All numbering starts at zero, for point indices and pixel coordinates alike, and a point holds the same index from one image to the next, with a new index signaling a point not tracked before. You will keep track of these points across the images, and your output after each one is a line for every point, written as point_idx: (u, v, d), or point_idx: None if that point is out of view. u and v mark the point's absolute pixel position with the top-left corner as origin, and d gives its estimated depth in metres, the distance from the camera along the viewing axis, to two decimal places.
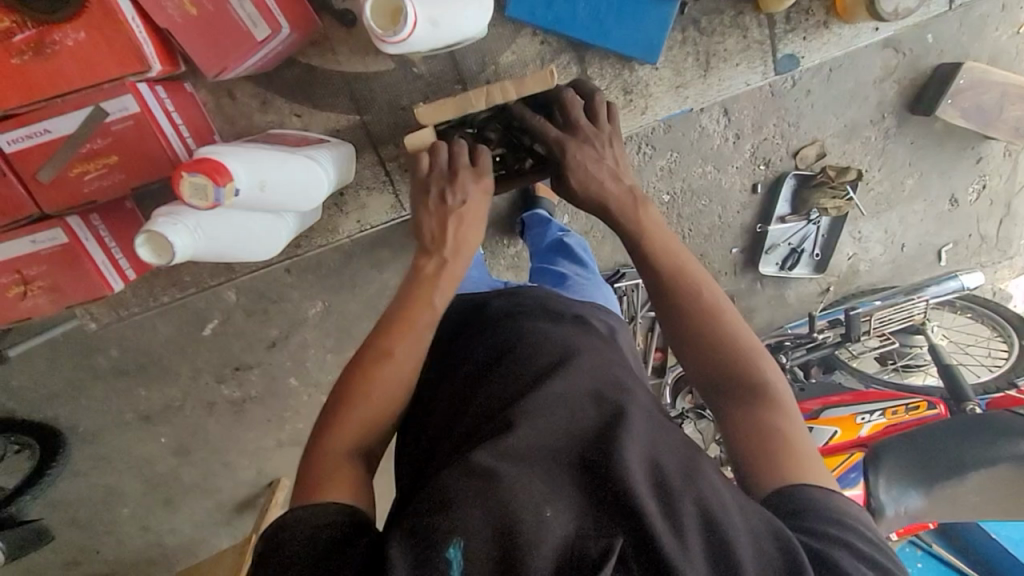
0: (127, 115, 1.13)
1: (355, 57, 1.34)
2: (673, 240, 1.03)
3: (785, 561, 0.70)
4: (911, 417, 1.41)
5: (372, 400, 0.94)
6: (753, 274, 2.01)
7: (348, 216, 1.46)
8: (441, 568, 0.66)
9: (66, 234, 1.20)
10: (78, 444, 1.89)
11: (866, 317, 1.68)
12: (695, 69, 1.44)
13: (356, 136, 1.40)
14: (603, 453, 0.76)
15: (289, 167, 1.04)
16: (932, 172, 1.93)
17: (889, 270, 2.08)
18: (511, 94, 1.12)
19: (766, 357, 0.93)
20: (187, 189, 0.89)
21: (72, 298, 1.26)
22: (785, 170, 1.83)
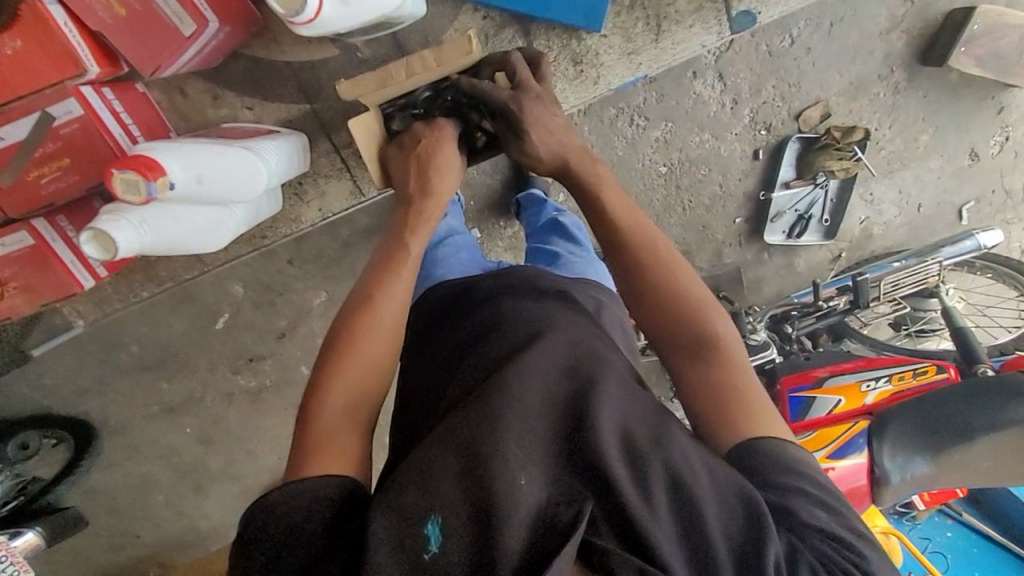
0: (72, 118, 1.16)
1: (297, 46, 1.44)
2: (636, 211, 1.01)
3: (747, 514, 0.73)
4: (919, 381, 1.38)
5: (357, 366, 0.93)
6: (760, 244, 1.96)
7: (310, 204, 1.68)
8: (420, 544, 0.69)
9: (32, 235, 1.25)
10: (110, 435, 1.98)
11: (876, 283, 1.62)
12: (647, 35, 1.53)
13: (308, 126, 1.52)
14: (576, 422, 0.78)
15: (227, 160, 1.05)
16: (948, 126, 1.84)
17: (905, 232, 1.99)
18: (432, 64, 1.11)
19: (719, 312, 0.93)
20: (117, 185, 0.93)
21: (46, 296, 1.31)
22: (788, 134, 1.77)
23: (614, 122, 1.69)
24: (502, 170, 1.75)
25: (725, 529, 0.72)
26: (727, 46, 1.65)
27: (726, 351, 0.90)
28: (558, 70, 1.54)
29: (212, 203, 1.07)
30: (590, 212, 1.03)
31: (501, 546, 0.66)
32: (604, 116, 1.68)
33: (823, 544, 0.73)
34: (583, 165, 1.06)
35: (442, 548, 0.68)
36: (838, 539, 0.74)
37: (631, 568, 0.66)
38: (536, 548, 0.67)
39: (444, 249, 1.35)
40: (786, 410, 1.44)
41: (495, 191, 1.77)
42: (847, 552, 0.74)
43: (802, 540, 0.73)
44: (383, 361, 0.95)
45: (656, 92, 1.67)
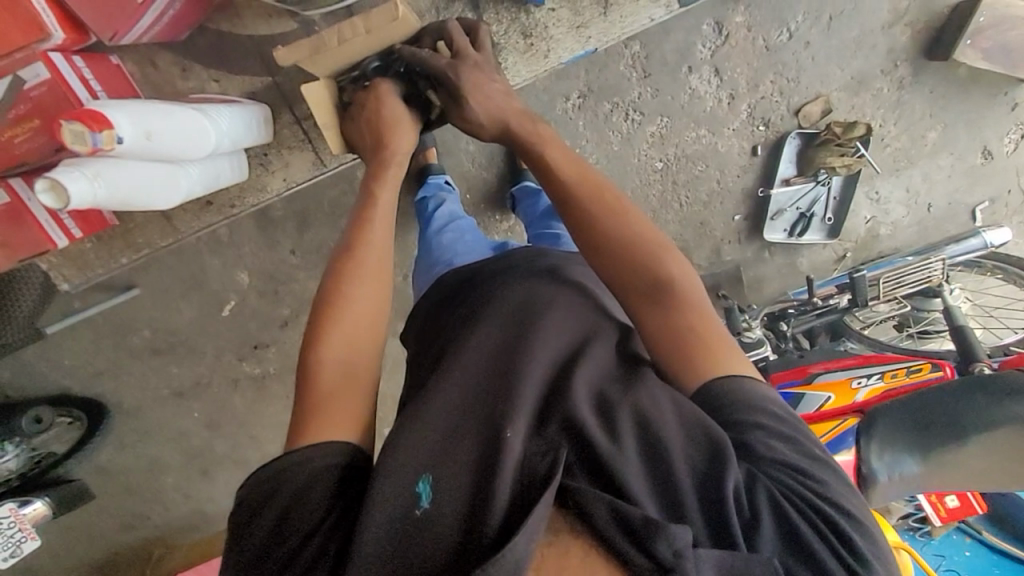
0: (40, 82, 1.07)
1: (258, 18, 1.33)
2: (591, 175, 1.01)
3: (709, 448, 0.74)
4: (912, 380, 1.34)
5: (345, 336, 0.92)
6: (760, 243, 1.92)
7: (273, 174, 1.46)
8: (411, 502, 0.71)
9: (8, 193, 1.12)
10: (122, 417, 2.05)
11: (874, 281, 1.58)
12: (594, 7, 1.38)
13: (271, 97, 1.40)
14: (555, 387, 0.81)
15: (175, 117, 1.02)
16: (957, 122, 1.79)
17: (915, 233, 1.93)
18: (360, 28, 1.10)
19: (672, 252, 0.93)
20: (64, 136, 0.85)
21: (23, 254, 1.19)
22: (787, 130, 1.75)
23: (608, 116, 1.69)
24: (497, 163, 1.77)
25: (688, 463, 0.74)
26: (722, 40, 1.64)
27: (681, 294, 0.89)
28: (506, 44, 1.39)
29: (163, 159, 1.03)
30: (546, 178, 1.03)
31: (488, 497, 0.68)
32: (599, 110, 1.68)
33: (783, 475, 0.74)
34: (533, 148, 1.06)
35: (433, 504, 0.70)
36: (797, 469, 0.75)
37: (604, 504, 0.66)
38: (518, 498, 0.69)
39: (448, 236, 1.36)
40: None
41: (490, 184, 1.80)
42: (806, 480, 0.75)
43: (761, 471, 0.74)
44: (372, 331, 0.95)
45: (651, 87, 1.67)
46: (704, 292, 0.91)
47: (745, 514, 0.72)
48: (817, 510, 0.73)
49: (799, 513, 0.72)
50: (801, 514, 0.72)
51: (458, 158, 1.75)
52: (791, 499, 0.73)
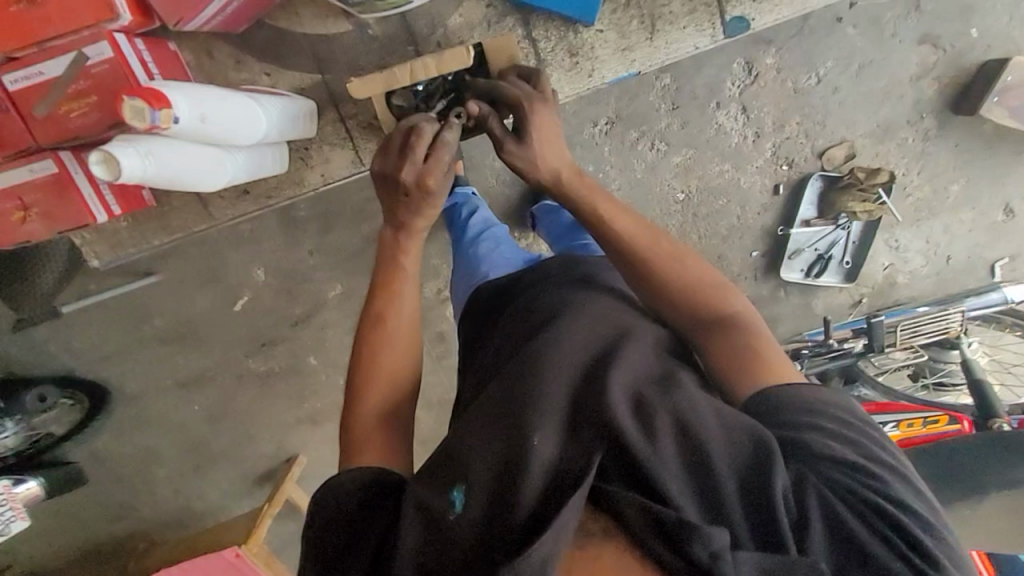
0: (102, 60, 1.12)
1: (315, 19, 1.34)
2: (641, 217, 1.05)
3: (753, 447, 0.72)
4: (929, 431, 1.33)
5: (386, 372, 1.03)
6: (776, 281, 1.92)
7: (312, 168, 1.43)
8: (446, 507, 0.71)
9: (56, 165, 1.21)
10: (124, 404, 2.05)
11: (892, 328, 1.58)
12: (641, 31, 1.39)
13: (318, 95, 1.39)
14: (590, 385, 0.78)
15: (229, 102, 1.05)
16: (981, 178, 1.79)
17: (932, 283, 1.92)
18: (432, 71, 1.18)
19: (726, 286, 0.96)
20: (125, 111, 0.90)
21: (63, 225, 1.26)
22: (810, 172, 1.76)
23: (635, 144, 1.72)
24: (521, 181, 1.79)
25: (731, 465, 0.71)
26: (752, 79, 1.67)
27: (747, 327, 0.91)
28: (552, 62, 1.41)
29: (214, 143, 1.06)
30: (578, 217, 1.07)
31: (519, 502, 0.68)
32: (625, 138, 1.71)
33: (836, 473, 0.72)
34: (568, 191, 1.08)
35: (465, 509, 0.70)
36: (851, 464, 0.73)
37: (636, 509, 0.67)
38: (548, 502, 0.68)
39: (484, 245, 1.37)
40: None
41: (512, 201, 1.81)
42: (860, 476, 0.72)
43: (811, 468, 0.72)
44: (408, 363, 1.06)
45: (678, 119, 1.70)
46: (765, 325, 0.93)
47: (795, 515, 0.69)
48: (874, 509, 0.70)
49: (856, 516, 0.69)
50: (857, 514, 0.70)
51: (483, 173, 1.77)
52: (844, 498, 0.71)
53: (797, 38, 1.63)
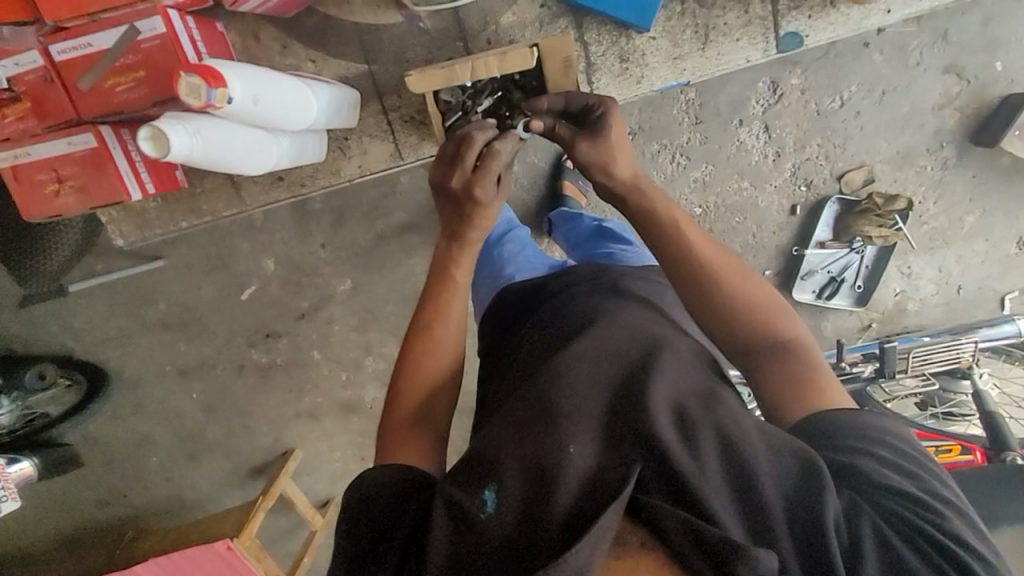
0: (155, 36, 1.11)
1: (367, 9, 1.32)
2: (705, 232, 0.99)
3: (803, 471, 0.70)
4: (940, 459, 1.32)
5: (424, 375, 1.01)
6: (787, 301, 1.91)
7: (350, 159, 1.41)
8: (478, 507, 0.70)
9: (96, 139, 1.18)
10: (121, 387, 2.01)
11: (905, 354, 1.58)
12: (693, 41, 1.35)
13: (362, 86, 1.36)
14: (631, 395, 0.77)
15: (280, 87, 1.04)
16: (996, 210, 1.80)
17: (942, 313, 1.92)
18: (493, 70, 1.15)
19: (788, 313, 0.94)
20: (180, 88, 0.86)
21: (96, 200, 1.22)
22: (828, 194, 1.76)
23: (655, 156, 1.72)
24: (539, 186, 1.79)
25: (777, 485, 0.70)
26: (776, 99, 1.68)
27: (809, 360, 0.88)
28: (602, 66, 1.37)
29: (260, 126, 1.04)
30: (644, 225, 1.01)
31: (554, 508, 0.67)
32: (647, 149, 1.71)
33: (890, 502, 0.71)
34: (637, 198, 1.03)
35: (498, 510, 0.69)
36: (906, 495, 0.71)
37: (678, 522, 0.65)
38: (584, 509, 0.67)
39: (509, 246, 1.36)
40: None
41: (529, 206, 1.80)
42: (917, 508, 0.70)
43: (865, 498, 0.71)
44: (446, 369, 1.03)
45: (700, 134, 1.70)
46: (826, 360, 0.90)
47: (846, 543, 0.68)
48: (929, 541, 0.68)
49: (908, 544, 0.68)
50: (909, 544, 0.68)
51: None
52: (899, 530, 0.69)
53: (823, 61, 1.65)
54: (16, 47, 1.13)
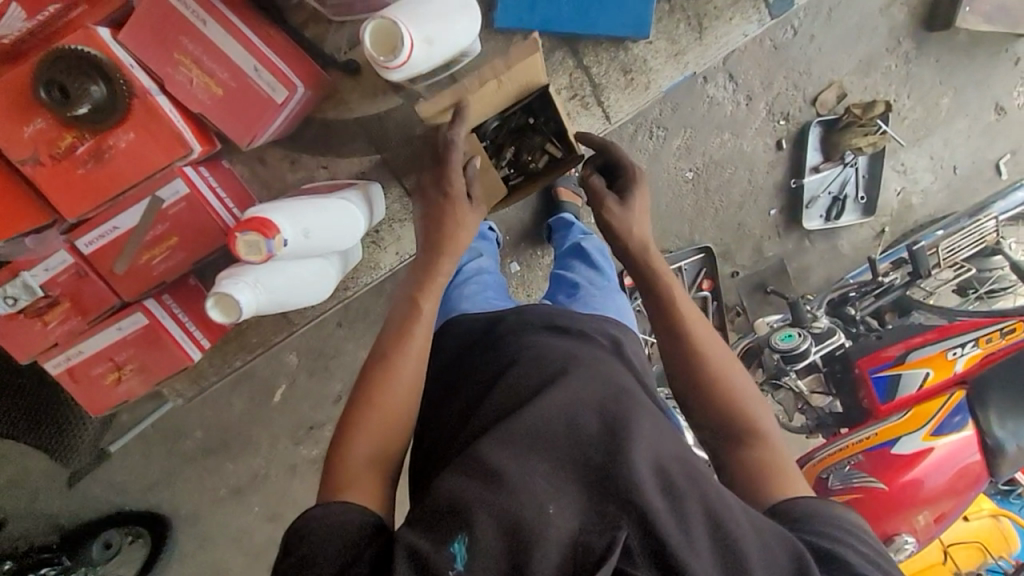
0: (179, 198, 1.06)
1: (366, 100, 1.24)
2: (695, 308, 0.97)
3: (790, 563, 0.66)
4: (1009, 341, 1.29)
5: (381, 413, 0.88)
6: (799, 233, 1.92)
7: (387, 251, 1.37)
8: (445, 567, 0.61)
9: (145, 316, 1.14)
10: (182, 526, 1.92)
11: (933, 249, 1.63)
12: (689, 33, 1.35)
13: (382, 175, 1.30)
14: (611, 452, 0.68)
15: (326, 211, 0.98)
16: (966, 86, 1.84)
17: (946, 196, 1.95)
18: (500, 71, 1.10)
19: (763, 405, 0.90)
20: (238, 248, 0.84)
21: (161, 374, 1.18)
22: (807, 120, 1.78)
23: (634, 137, 1.73)
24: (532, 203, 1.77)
25: (765, 568, 0.65)
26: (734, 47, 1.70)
27: (773, 448, 0.85)
28: (610, 85, 1.35)
29: (317, 255, 1.00)
30: (646, 294, 0.99)
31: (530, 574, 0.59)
32: (624, 133, 1.72)
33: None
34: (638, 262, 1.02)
35: (468, 569, 0.61)
36: None
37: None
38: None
39: (470, 287, 1.21)
40: (873, 392, 1.35)
41: (528, 224, 1.79)
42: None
43: None
44: (408, 413, 0.90)
45: (670, 102, 1.72)
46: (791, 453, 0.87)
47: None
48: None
49: None
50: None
51: None
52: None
53: None
54: (42, 253, 1.08)
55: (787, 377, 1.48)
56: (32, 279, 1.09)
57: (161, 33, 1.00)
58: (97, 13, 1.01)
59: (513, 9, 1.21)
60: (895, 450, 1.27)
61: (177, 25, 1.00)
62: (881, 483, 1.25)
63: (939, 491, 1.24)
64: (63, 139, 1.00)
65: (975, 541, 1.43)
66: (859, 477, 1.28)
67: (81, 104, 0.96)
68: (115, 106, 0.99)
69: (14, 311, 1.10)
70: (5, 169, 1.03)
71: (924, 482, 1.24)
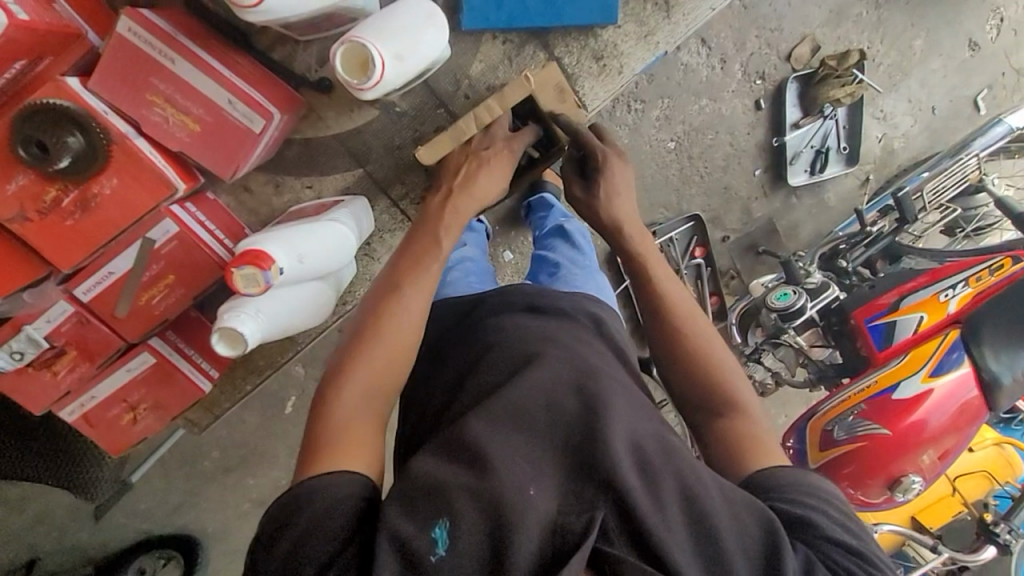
0: (170, 237, 1.06)
1: (342, 116, 1.22)
2: (687, 292, 0.97)
3: (761, 531, 0.65)
4: (999, 277, 1.33)
5: (374, 373, 0.82)
6: (786, 190, 1.93)
7: (382, 261, 1.37)
8: (426, 551, 0.60)
9: (153, 354, 1.15)
10: (210, 544, 1.95)
11: (918, 194, 1.62)
12: (657, 12, 1.28)
13: (365, 188, 1.29)
14: (588, 433, 0.67)
15: (317, 234, 0.98)
16: (938, 26, 1.85)
17: (927, 137, 1.96)
18: (495, 110, 1.13)
19: (739, 376, 0.89)
20: (236, 283, 0.84)
21: (176, 408, 1.22)
22: (783, 78, 1.79)
23: (613, 114, 1.73)
24: None
25: (739, 543, 0.64)
26: None
27: (749, 417, 0.85)
28: (581, 74, 1.30)
29: (314, 277, 1.00)
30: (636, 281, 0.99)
31: (508, 556, 0.58)
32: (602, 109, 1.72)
33: (840, 556, 0.68)
34: (617, 239, 1.03)
35: (449, 553, 0.60)
36: (854, 550, 0.69)
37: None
38: (546, 562, 0.59)
39: (453, 272, 1.22)
40: (870, 341, 1.39)
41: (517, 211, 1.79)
42: (867, 566, 0.68)
43: (818, 553, 0.68)
44: (399, 376, 0.83)
45: (646, 74, 1.71)
46: (768, 421, 0.87)
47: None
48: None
49: None
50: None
51: None
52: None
53: None
54: (42, 306, 1.07)
55: (785, 335, 1.50)
56: (35, 332, 1.08)
57: (133, 77, 0.98)
58: (65, 61, 0.99)
59: (479, 10, 1.18)
60: (896, 396, 1.28)
61: (149, 68, 0.98)
62: (884, 428, 1.27)
63: (942, 429, 1.28)
64: (47, 193, 0.98)
65: (982, 470, 1.47)
66: (864, 425, 1.29)
67: (61, 157, 0.94)
68: (94, 153, 0.97)
69: (21, 365, 1.10)
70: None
71: (927, 422, 1.27)
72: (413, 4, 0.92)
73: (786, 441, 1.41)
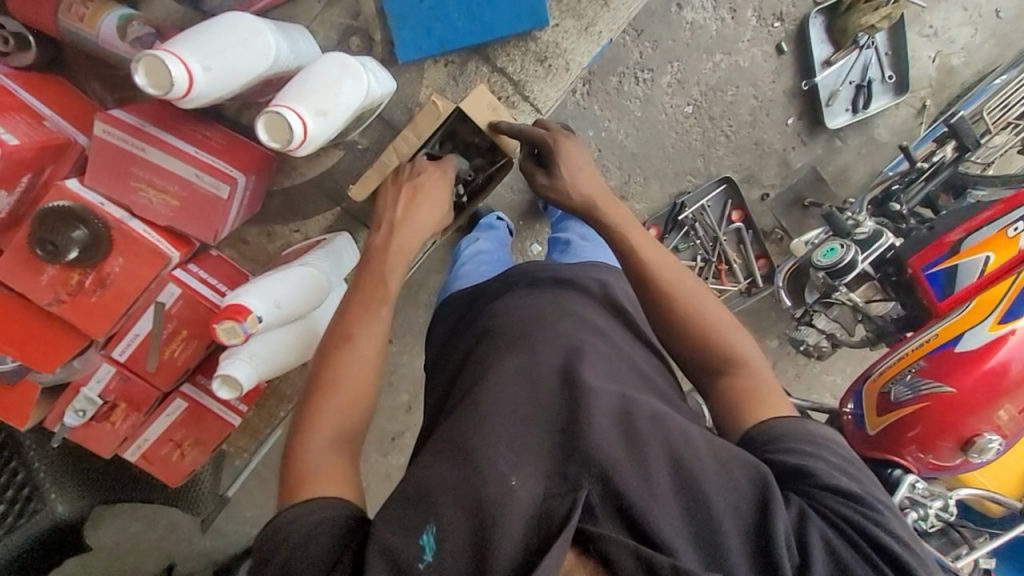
0: (176, 297, 1.17)
1: (310, 159, 1.37)
2: (669, 255, 0.95)
3: (755, 489, 0.69)
4: None
5: (348, 394, 0.89)
6: (826, 134, 1.77)
7: None
8: (417, 554, 0.65)
9: (185, 400, 1.30)
10: None
11: (978, 116, 1.50)
12: (594, 3, 1.37)
13: (346, 224, 1.41)
14: (572, 416, 0.72)
15: (293, 278, 1.08)
16: None
17: (994, 45, 1.72)
18: (411, 139, 1.21)
19: (740, 329, 0.90)
20: (219, 336, 0.95)
21: (214, 443, 1.37)
22: (805, 13, 1.66)
23: (620, 89, 1.67)
24: None
25: (728, 500, 0.68)
26: None
27: (753, 372, 0.86)
28: (530, 77, 1.40)
29: (297, 318, 1.10)
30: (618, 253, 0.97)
31: (492, 544, 0.61)
32: (608, 87, 1.67)
33: (837, 505, 0.69)
34: (600, 215, 1.02)
35: (437, 557, 0.63)
36: (854, 498, 0.70)
37: (629, 553, 0.60)
38: (532, 548, 0.61)
39: (466, 266, 1.27)
40: (929, 291, 1.28)
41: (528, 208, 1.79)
42: (867, 514, 0.69)
43: (816, 508, 0.69)
44: None
45: (647, 42, 1.65)
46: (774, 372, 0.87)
47: (796, 556, 0.66)
48: (873, 545, 0.67)
49: (855, 553, 0.67)
50: (856, 549, 0.67)
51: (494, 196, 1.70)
52: (850, 537, 0.68)
53: None
54: (91, 369, 1.23)
55: (838, 293, 1.37)
56: (91, 392, 1.24)
57: (116, 170, 1.10)
58: (64, 165, 1.13)
59: (411, 41, 1.30)
60: (960, 348, 1.17)
61: (126, 159, 1.10)
62: (949, 386, 1.16)
63: None
64: (70, 277, 1.11)
65: None
66: (925, 384, 1.18)
67: (71, 249, 1.07)
68: (98, 239, 1.10)
69: (85, 420, 1.26)
70: (31, 310, 1.14)
71: (1007, 368, 1.13)
72: (329, 60, 0.98)
73: (843, 407, 1.34)
